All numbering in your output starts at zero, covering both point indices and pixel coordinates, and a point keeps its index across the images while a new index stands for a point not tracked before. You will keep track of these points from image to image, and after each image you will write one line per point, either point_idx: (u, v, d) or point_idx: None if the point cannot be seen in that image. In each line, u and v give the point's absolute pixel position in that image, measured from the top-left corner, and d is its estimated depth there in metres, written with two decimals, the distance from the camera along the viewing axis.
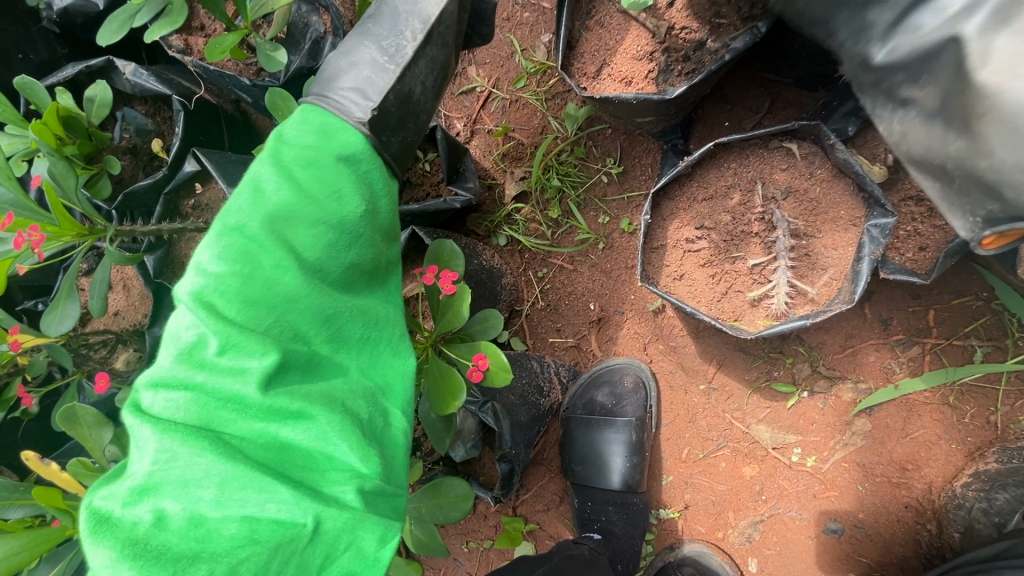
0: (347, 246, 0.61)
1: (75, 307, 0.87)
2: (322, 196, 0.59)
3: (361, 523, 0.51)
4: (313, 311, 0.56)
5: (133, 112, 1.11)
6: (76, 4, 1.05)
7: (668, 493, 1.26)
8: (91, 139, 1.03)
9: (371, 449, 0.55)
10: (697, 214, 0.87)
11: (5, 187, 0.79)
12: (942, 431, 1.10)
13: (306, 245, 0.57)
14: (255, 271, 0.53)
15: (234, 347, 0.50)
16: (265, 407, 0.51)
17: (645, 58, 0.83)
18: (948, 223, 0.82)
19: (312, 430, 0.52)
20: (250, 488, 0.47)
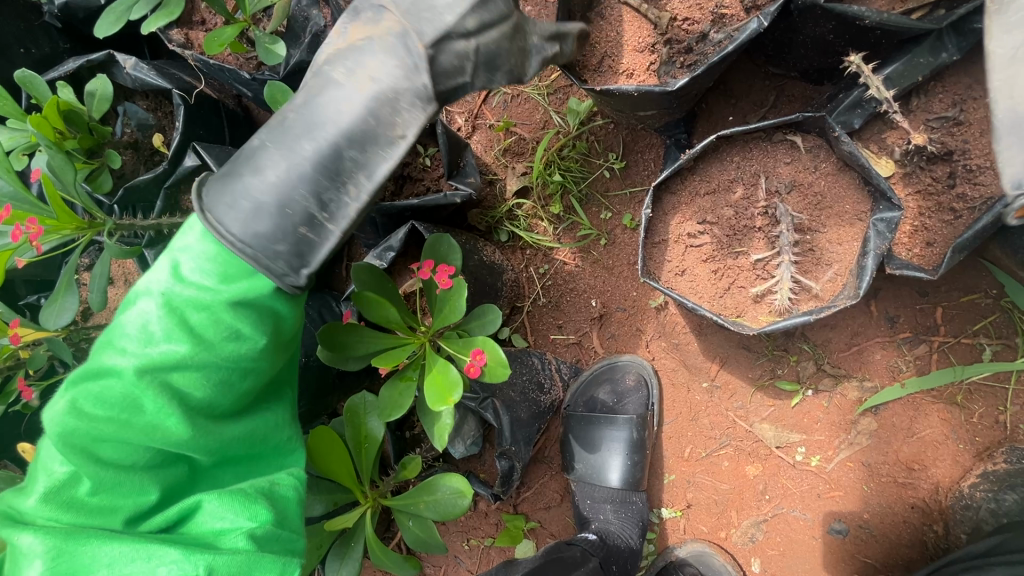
0: (240, 378, 0.59)
1: (74, 300, 0.87)
2: (219, 320, 0.56)
3: (253, 568, 0.55)
4: (197, 442, 0.58)
5: (134, 106, 1.11)
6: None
7: (669, 492, 1.25)
8: (91, 134, 1.03)
9: (257, 503, 0.60)
10: (699, 210, 0.86)
11: (4, 179, 0.79)
12: (950, 431, 1.08)
13: (190, 386, 0.56)
14: (130, 421, 0.55)
15: (101, 482, 0.56)
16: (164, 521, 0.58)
17: (647, 49, 0.82)
18: (957, 218, 0.80)
19: (204, 515, 0.58)
20: (138, 560, 0.53)
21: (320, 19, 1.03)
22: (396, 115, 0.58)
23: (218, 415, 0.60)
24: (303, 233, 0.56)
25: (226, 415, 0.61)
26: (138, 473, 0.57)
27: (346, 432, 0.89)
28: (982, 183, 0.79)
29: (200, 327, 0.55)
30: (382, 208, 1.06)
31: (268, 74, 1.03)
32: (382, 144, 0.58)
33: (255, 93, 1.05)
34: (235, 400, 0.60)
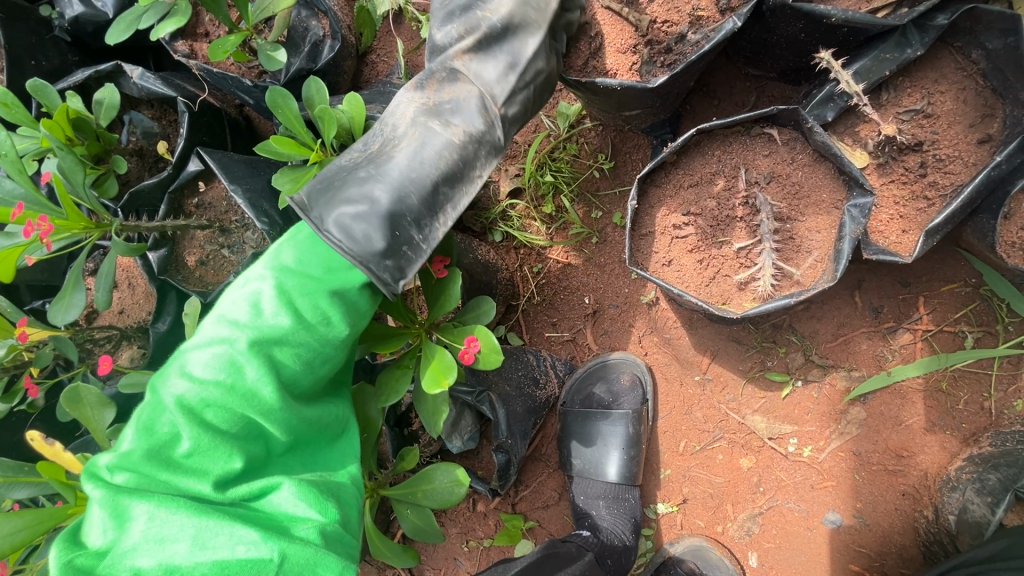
0: (320, 367, 0.64)
1: (81, 297, 0.89)
2: (323, 314, 0.62)
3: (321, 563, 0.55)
4: (287, 418, 0.61)
5: (140, 116, 1.16)
6: (87, 13, 1.11)
7: (666, 486, 1.26)
8: (99, 140, 1.07)
9: (328, 501, 0.61)
10: (685, 202, 0.89)
11: (18, 181, 0.82)
12: (937, 418, 1.10)
13: (285, 363, 0.61)
14: (235, 385, 0.57)
15: (202, 448, 0.56)
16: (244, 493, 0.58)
17: (629, 50, 0.87)
18: (929, 205, 0.84)
19: (279, 495, 0.59)
20: (222, 532, 0.52)
21: (319, 28, 1.11)
22: (477, 162, 0.75)
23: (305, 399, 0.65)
24: (404, 251, 0.68)
25: (307, 402, 0.65)
26: (227, 441, 0.57)
27: None
28: (951, 171, 0.83)
29: (303, 311, 0.61)
30: None
31: (270, 81, 1.08)
32: (466, 183, 0.74)
33: (256, 100, 1.09)
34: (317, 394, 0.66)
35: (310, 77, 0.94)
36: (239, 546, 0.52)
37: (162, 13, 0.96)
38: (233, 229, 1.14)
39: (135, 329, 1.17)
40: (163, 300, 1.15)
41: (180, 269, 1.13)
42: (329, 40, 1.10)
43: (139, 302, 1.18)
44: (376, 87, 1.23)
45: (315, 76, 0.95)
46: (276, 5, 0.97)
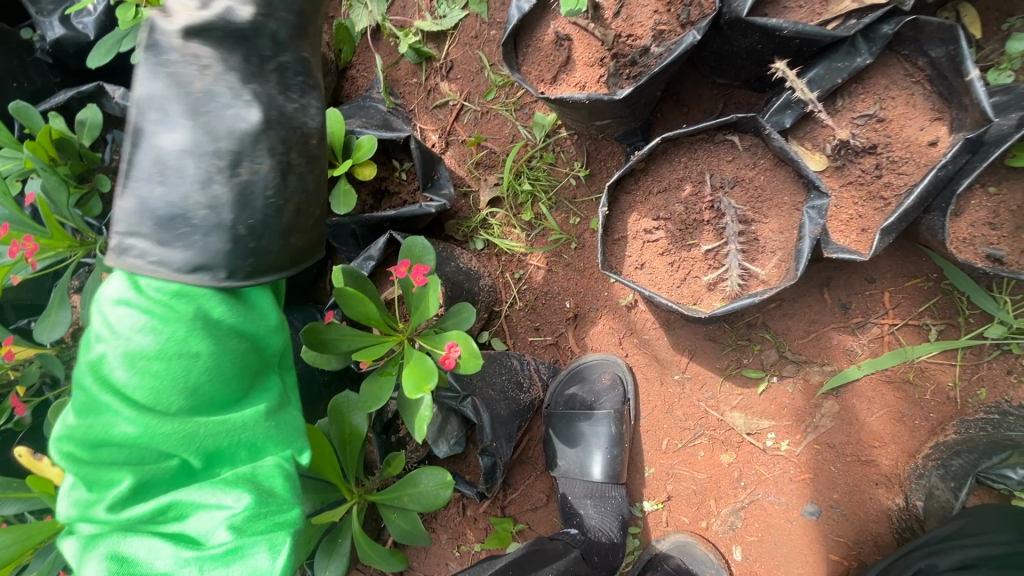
0: (177, 375, 0.56)
1: (67, 315, 0.91)
2: (172, 331, 0.56)
3: (241, 548, 0.58)
4: (172, 437, 0.58)
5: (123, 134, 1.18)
6: (67, 35, 1.12)
7: (650, 484, 1.29)
8: (82, 160, 1.09)
9: (239, 488, 0.60)
10: (653, 208, 0.93)
11: (2, 202, 0.85)
12: (906, 408, 1.14)
13: (129, 386, 0.56)
14: (91, 424, 0.56)
15: (95, 483, 0.57)
16: (154, 510, 0.58)
17: (597, 64, 0.90)
18: (885, 204, 0.89)
19: (190, 502, 0.59)
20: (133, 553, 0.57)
21: None
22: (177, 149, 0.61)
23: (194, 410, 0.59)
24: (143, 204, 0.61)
25: (205, 410, 0.59)
26: (114, 470, 0.57)
27: (331, 430, 0.93)
28: (905, 172, 0.88)
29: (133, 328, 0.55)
30: (361, 221, 1.13)
31: None
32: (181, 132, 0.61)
33: None
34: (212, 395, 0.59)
35: None
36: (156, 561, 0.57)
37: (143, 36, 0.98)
38: None
39: None
40: None
41: None
42: None
43: None
44: (356, 102, 1.26)
45: None
46: None
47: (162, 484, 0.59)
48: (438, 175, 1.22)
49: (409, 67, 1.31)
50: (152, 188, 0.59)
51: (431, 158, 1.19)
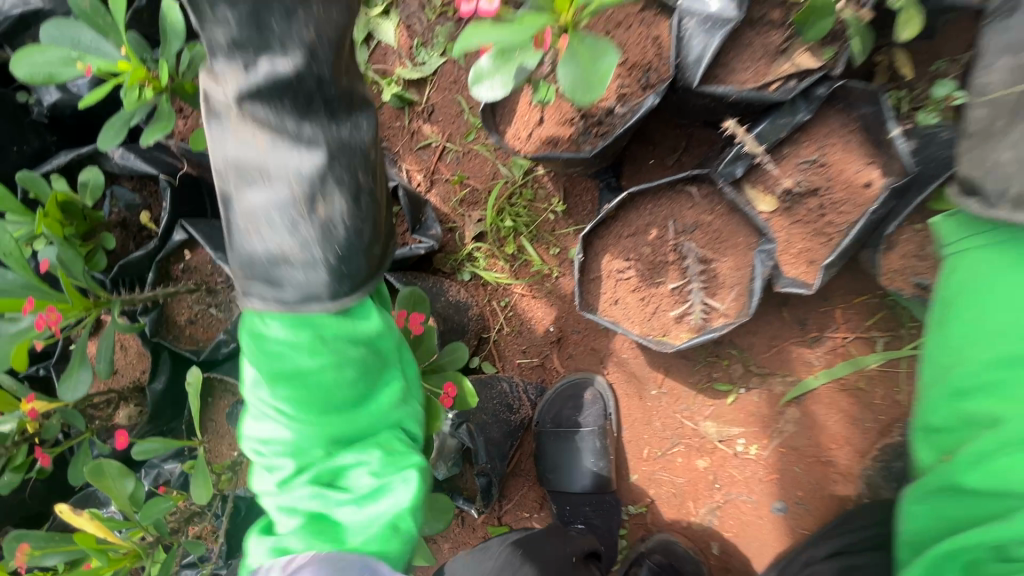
0: (316, 382, 0.65)
1: (87, 373, 0.98)
2: (304, 353, 0.64)
3: (383, 489, 0.70)
4: (319, 435, 0.68)
5: (122, 189, 1.24)
6: (64, 99, 1.18)
7: (634, 489, 1.41)
8: (86, 220, 1.15)
9: (375, 448, 0.71)
10: (624, 251, 1.04)
11: (24, 274, 0.91)
12: (859, 413, 1.27)
13: (279, 393, 0.66)
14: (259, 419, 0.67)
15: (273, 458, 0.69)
16: (315, 480, 0.69)
17: (567, 122, 0.99)
18: (831, 239, 0.99)
19: (344, 462, 0.70)
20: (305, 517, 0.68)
21: None
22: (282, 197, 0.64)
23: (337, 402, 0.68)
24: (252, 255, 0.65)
25: (341, 408, 0.68)
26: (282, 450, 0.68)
27: None
28: (845, 212, 0.98)
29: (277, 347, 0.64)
30: None
31: None
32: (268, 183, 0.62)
33: None
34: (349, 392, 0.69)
35: None
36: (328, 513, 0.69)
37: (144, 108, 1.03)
38: (220, 289, 1.24)
39: (130, 389, 1.25)
40: (157, 359, 1.23)
41: (173, 330, 1.22)
42: None
43: (132, 362, 1.26)
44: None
45: None
46: None
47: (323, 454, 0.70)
48: (425, 216, 1.30)
49: (393, 112, 1.39)
50: (253, 240, 0.62)
51: (417, 201, 1.28)
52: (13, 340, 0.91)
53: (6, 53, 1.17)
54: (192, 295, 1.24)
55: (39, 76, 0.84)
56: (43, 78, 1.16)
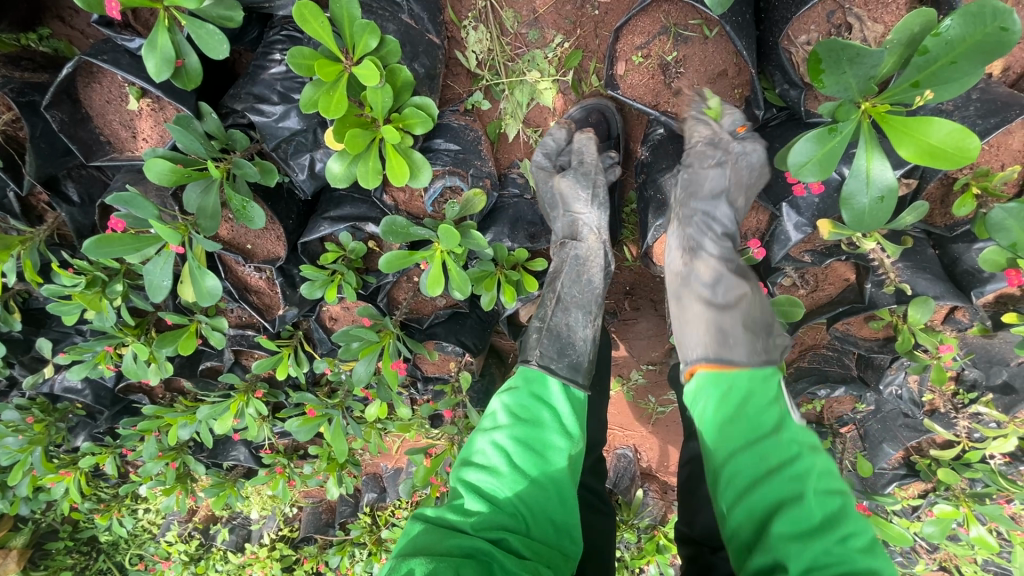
0: (502, 499, 0.93)
1: (396, 372, 1.77)
2: (507, 478, 0.95)
3: (485, 493, 0.94)
4: (501, 486, 0.94)
5: (361, 233, 1.70)
6: (311, 182, 1.50)
7: (659, 353, 2.52)
8: (355, 264, 1.73)
9: (504, 496, 0.93)
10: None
11: (364, 331, 1.70)
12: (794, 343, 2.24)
13: (464, 508, 0.91)
14: (476, 494, 0.93)
15: (472, 491, 0.94)
16: (467, 501, 0.92)
17: None
18: (821, 308, 1.73)
19: (486, 497, 0.93)
20: (476, 510, 0.90)
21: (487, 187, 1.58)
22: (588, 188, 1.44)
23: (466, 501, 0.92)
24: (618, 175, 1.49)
25: (515, 506, 0.93)
26: (501, 508, 0.92)
27: None
28: (827, 290, 1.73)
29: (490, 489, 0.94)
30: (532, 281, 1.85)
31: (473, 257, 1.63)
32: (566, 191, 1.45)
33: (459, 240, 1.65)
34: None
35: (496, 246, 1.56)
36: (475, 491, 0.94)
37: (397, 232, 1.39)
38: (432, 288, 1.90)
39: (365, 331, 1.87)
40: (408, 329, 1.95)
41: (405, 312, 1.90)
42: (493, 192, 1.59)
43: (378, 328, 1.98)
44: (506, 191, 1.69)
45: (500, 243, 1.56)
46: (472, 208, 1.45)
47: (493, 498, 0.93)
48: None
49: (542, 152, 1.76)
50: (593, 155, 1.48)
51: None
52: (365, 363, 1.72)
53: (257, 142, 1.46)
54: (412, 294, 1.88)
55: (394, 263, 1.39)
56: (298, 173, 1.47)
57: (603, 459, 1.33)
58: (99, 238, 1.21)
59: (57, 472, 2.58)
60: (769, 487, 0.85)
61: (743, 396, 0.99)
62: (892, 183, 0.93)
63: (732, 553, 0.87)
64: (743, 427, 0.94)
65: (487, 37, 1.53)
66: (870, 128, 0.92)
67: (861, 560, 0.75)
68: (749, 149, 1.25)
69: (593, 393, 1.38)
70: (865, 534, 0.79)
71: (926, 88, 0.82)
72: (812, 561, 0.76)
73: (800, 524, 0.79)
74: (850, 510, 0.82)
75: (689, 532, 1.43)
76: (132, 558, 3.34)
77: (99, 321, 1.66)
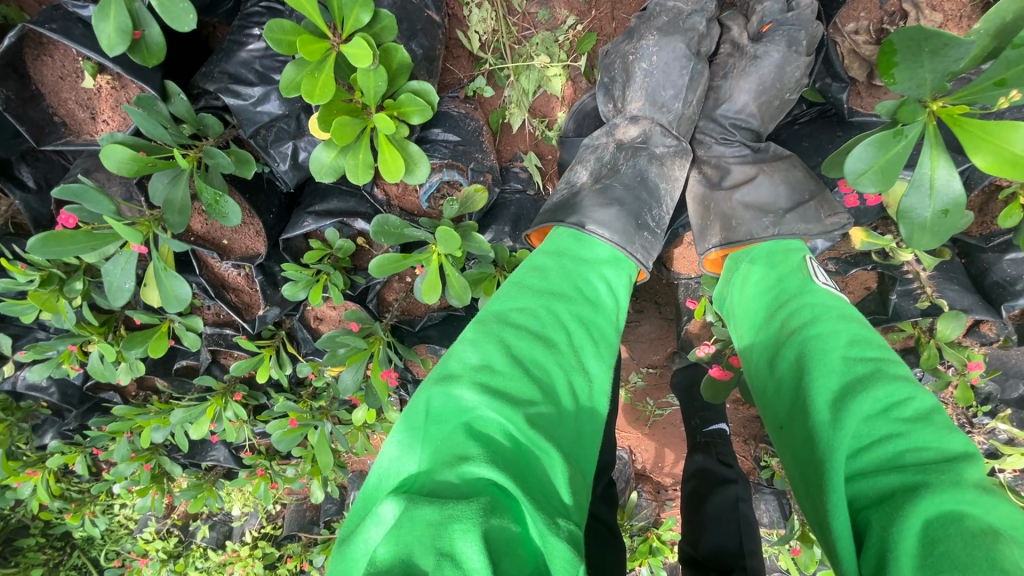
0: (523, 376, 0.74)
1: (385, 381, 1.64)
2: (530, 358, 0.77)
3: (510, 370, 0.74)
4: (524, 368, 0.75)
5: (350, 230, 1.56)
6: (294, 174, 1.36)
7: (660, 355, 2.42)
8: (343, 263, 1.59)
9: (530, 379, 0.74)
10: (702, 300, 1.48)
11: (354, 338, 1.57)
12: None
13: (486, 386, 0.70)
14: (495, 369, 0.73)
15: (496, 368, 0.73)
16: (491, 379, 0.71)
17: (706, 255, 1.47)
18: None
19: (514, 377, 0.73)
20: (499, 390, 0.70)
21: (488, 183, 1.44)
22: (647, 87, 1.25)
23: (503, 398, 0.70)
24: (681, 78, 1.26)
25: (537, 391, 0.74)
26: (524, 387, 0.73)
27: None
28: (845, 299, 1.63)
29: (514, 367, 0.75)
30: None
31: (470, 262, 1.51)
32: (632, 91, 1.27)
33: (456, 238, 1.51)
34: (433, 568, 0.51)
35: (498, 249, 1.42)
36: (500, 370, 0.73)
37: (390, 234, 1.26)
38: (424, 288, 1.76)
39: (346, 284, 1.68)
40: (399, 333, 1.82)
41: (395, 313, 1.77)
42: (494, 189, 1.45)
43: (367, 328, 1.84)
44: (508, 187, 1.56)
45: (502, 245, 1.42)
46: (472, 207, 1.32)
47: (517, 378, 0.73)
48: None
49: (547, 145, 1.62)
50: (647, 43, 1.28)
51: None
52: (354, 371, 1.60)
53: (233, 127, 1.31)
54: (403, 295, 1.74)
55: (385, 267, 1.25)
56: (279, 163, 1.32)
57: (614, 483, 1.23)
58: (47, 236, 1.06)
59: (21, 472, 2.42)
60: (820, 384, 0.74)
61: (777, 294, 0.96)
62: (959, 196, 0.81)
63: (784, 449, 0.80)
64: (776, 317, 0.92)
65: (493, 16, 1.38)
66: (938, 131, 0.80)
67: (910, 428, 0.64)
68: (766, 54, 1.17)
69: (603, 411, 1.27)
70: (920, 397, 0.66)
71: (1012, 88, 0.71)
72: (853, 439, 0.67)
73: (829, 392, 0.72)
74: (887, 373, 0.71)
75: (694, 553, 1.33)
76: (107, 555, 3.21)
77: (57, 322, 1.51)
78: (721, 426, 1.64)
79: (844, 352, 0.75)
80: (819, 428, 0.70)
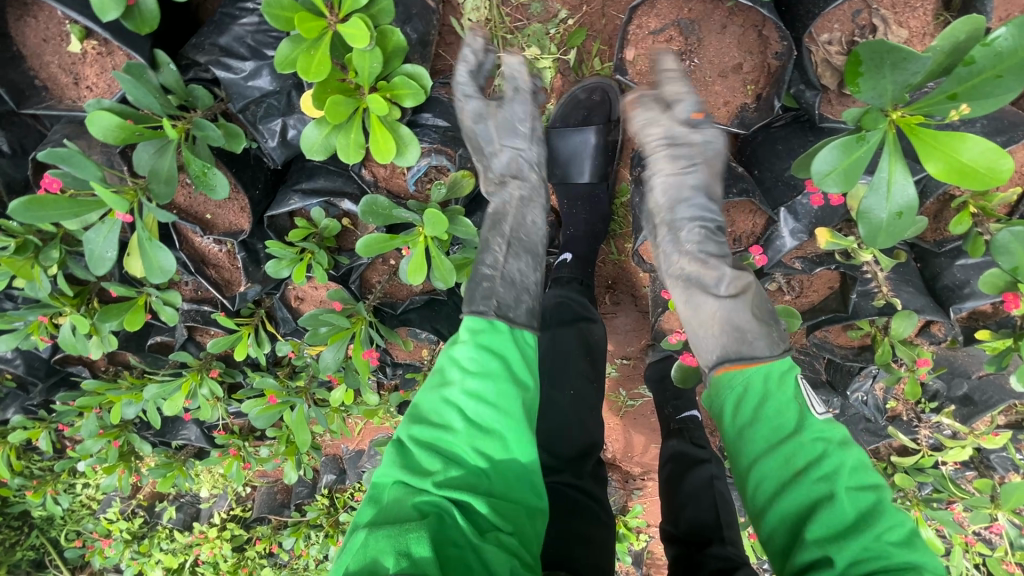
0: (468, 433, 0.80)
1: (367, 360, 1.65)
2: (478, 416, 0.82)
3: (455, 427, 0.81)
4: (468, 428, 0.81)
5: (337, 209, 1.57)
6: (284, 151, 1.36)
7: (635, 347, 2.49)
8: (327, 242, 1.60)
9: (478, 436, 0.80)
10: (678, 291, 1.56)
11: (337, 316, 1.58)
12: None
13: (435, 447, 0.79)
14: (448, 432, 0.80)
15: (441, 430, 0.81)
16: (434, 441, 0.79)
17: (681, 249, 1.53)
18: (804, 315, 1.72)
19: (459, 435, 0.80)
20: (438, 452, 0.78)
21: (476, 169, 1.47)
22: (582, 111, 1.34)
23: (446, 444, 0.79)
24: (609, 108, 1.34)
25: (481, 452, 0.80)
26: (466, 447, 0.79)
27: None
28: (808, 297, 1.72)
29: (459, 421, 0.81)
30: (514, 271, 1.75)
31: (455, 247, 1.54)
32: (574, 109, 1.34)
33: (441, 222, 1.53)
34: (391, 566, 0.63)
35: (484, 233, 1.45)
36: (443, 434, 0.80)
37: (377, 214, 1.28)
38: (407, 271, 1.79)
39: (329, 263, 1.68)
40: (381, 313, 1.83)
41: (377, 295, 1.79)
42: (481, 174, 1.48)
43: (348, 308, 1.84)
44: None
45: None
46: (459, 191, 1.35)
47: (458, 439, 0.80)
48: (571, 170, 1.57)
49: None
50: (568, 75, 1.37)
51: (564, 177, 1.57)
52: (336, 350, 1.61)
53: (220, 100, 1.31)
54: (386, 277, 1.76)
55: (373, 246, 1.27)
56: (267, 139, 1.32)
57: (599, 462, 1.27)
58: (29, 200, 1.06)
59: None
60: (814, 519, 0.78)
61: (760, 397, 0.94)
62: (913, 200, 0.88)
63: (769, 554, 0.84)
64: (764, 429, 0.90)
65: (486, 5, 1.41)
66: (897, 140, 0.87)
67: (895, 552, 0.73)
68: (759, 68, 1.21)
69: (589, 391, 1.31)
70: (902, 522, 0.76)
71: (963, 102, 0.78)
72: (853, 562, 0.73)
73: (831, 528, 0.77)
74: (885, 505, 0.79)
75: (674, 531, 1.38)
76: (68, 534, 3.14)
77: (31, 290, 1.48)
78: (691, 415, 1.71)
79: (844, 479, 0.80)
80: (817, 561, 0.75)
